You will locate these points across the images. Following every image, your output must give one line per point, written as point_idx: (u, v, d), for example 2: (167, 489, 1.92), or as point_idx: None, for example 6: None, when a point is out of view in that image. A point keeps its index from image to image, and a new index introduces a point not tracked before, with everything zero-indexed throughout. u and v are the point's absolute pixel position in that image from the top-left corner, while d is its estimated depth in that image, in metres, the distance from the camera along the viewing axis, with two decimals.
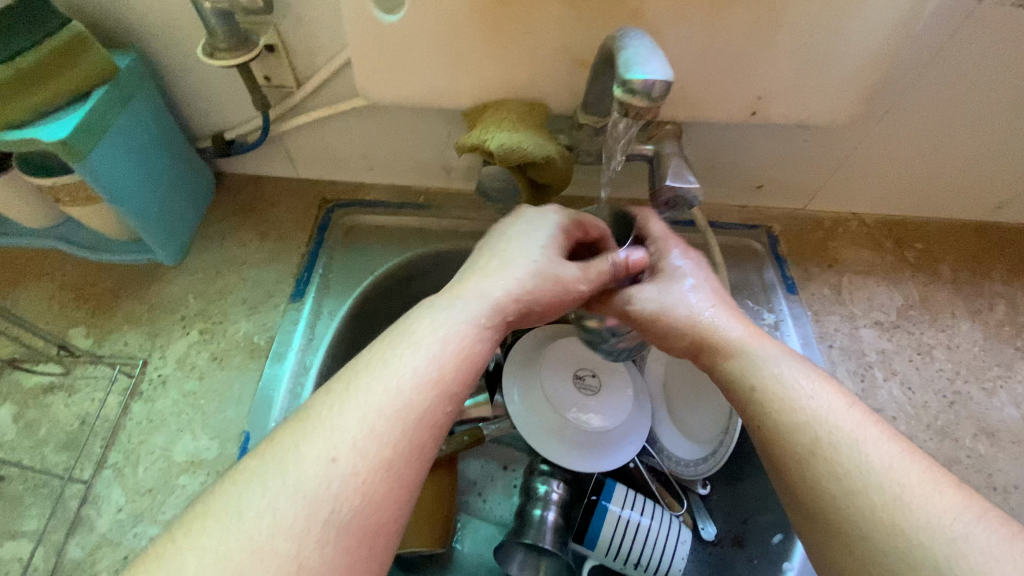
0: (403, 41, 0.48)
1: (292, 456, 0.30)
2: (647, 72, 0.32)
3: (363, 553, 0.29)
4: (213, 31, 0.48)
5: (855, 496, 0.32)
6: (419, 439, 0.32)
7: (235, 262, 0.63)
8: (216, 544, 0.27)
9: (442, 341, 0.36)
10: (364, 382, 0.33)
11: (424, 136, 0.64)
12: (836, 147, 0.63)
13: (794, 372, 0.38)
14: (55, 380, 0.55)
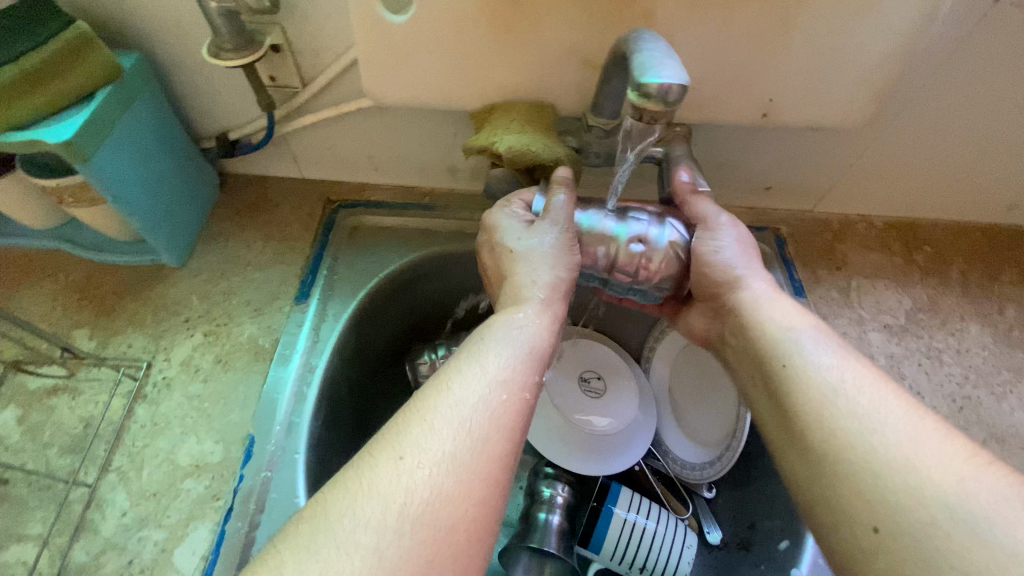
0: (410, 41, 0.47)
1: (367, 461, 0.31)
2: (661, 75, 0.32)
3: (445, 551, 0.28)
4: (219, 30, 0.47)
5: (856, 445, 0.33)
6: (485, 433, 0.32)
7: (239, 264, 0.62)
8: (308, 545, 0.27)
9: (495, 351, 0.37)
10: (434, 388, 0.34)
11: (430, 136, 0.63)
12: (847, 149, 0.62)
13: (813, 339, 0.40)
14: (58, 382, 0.54)
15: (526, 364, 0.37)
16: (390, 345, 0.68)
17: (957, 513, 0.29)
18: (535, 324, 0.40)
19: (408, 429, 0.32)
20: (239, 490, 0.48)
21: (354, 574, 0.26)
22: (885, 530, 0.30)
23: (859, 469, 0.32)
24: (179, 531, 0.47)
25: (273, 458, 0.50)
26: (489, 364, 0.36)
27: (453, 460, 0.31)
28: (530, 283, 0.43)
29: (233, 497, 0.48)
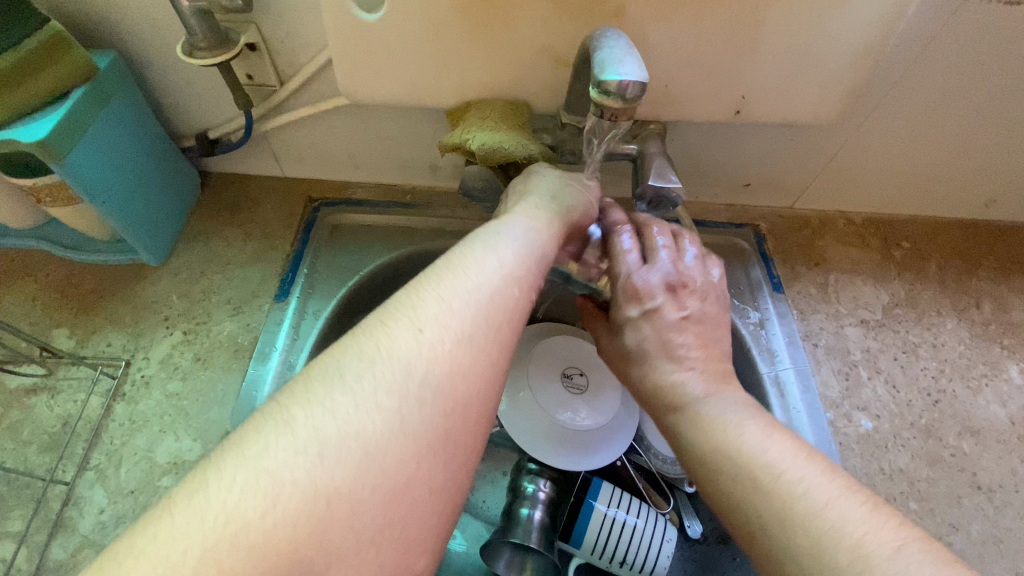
0: (383, 40, 0.47)
1: (382, 328, 0.30)
2: (620, 73, 0.32)
3: (455, 425, 0.29)
4: (192, 29, 0.48)
5: (802, 527, 0.32)
6: (496, 323, 0.33)
7: (220, 262, 0.63)
8: (325, 401, 0.27)
9: (503, 249, 0.38)
10: (446, 270, 0.35)
11: (410, 134, 0.64)
12: (824, 145, 0.62)
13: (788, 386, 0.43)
14: (36, 381, 0.54)
15: (528, 261, 0.38)
16: None
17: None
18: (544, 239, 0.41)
19: (423, 307, 0.32)
20: None
21: (380, 433, 0.27)
22: None
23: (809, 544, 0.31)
24: None
25: None
26: (495, 257, 0.36)
27: (470, 345, 0.31)
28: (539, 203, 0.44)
29: None
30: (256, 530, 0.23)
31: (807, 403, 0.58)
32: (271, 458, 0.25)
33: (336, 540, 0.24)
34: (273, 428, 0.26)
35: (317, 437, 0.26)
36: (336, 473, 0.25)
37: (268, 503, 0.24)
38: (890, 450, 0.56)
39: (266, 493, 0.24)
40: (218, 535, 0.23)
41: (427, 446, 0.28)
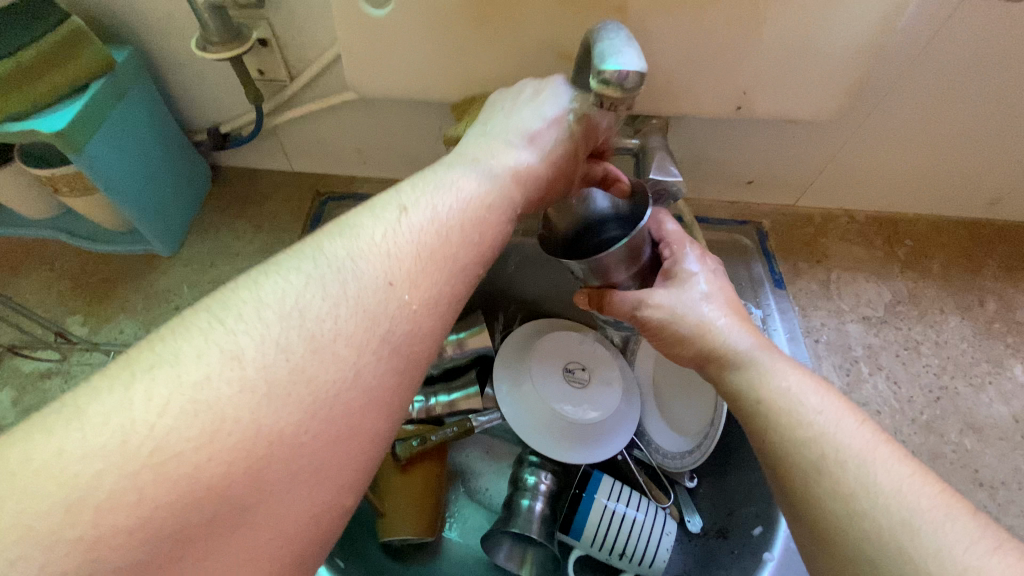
0: (389, 35, 0.48)
1: (343, 267, 0.30)
2: (619, 64, 0.33)
3: (403, 373, 0.30)
4: (206, 25, 0.49)
5: (859, 528, 0.31)
6: (452, 282, 0.33)
7: (230, 254, 0.64)
8: (278, 335, 0.27)
9: (475, 197, 0.36)
10: (416, 212, 0.34)
11: (416, 129, 0.65)
12: (828, 141, 0.63)
13: (788, 374, 0.39)
14: (50, 366, 0.56)
15: (499, 214, 0.37)
16: None
17: None
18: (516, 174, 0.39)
19: (370, 245, 0.31)
20: None
21: (331, 378, 0.27)
22: None
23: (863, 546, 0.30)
24: None
25: None
26: (466, 206, 0.35)
27: (425, 303, 0.31)
28: (510, 136, 0.41)
29: None
30: (189, 459, 0.24)
31: None
32: (216, 389, 0.25)
33: (276, 478, 0.25)
34: (224, 356, 0.26)
35: (264, 375, 0.26)
36: (281, 410, 0.26)
37: (207, 436, 0.24)
38: None
39: (206, 422, 0.24)
40: (145, 461, 0.23)
41: (371, 395, 0.29)
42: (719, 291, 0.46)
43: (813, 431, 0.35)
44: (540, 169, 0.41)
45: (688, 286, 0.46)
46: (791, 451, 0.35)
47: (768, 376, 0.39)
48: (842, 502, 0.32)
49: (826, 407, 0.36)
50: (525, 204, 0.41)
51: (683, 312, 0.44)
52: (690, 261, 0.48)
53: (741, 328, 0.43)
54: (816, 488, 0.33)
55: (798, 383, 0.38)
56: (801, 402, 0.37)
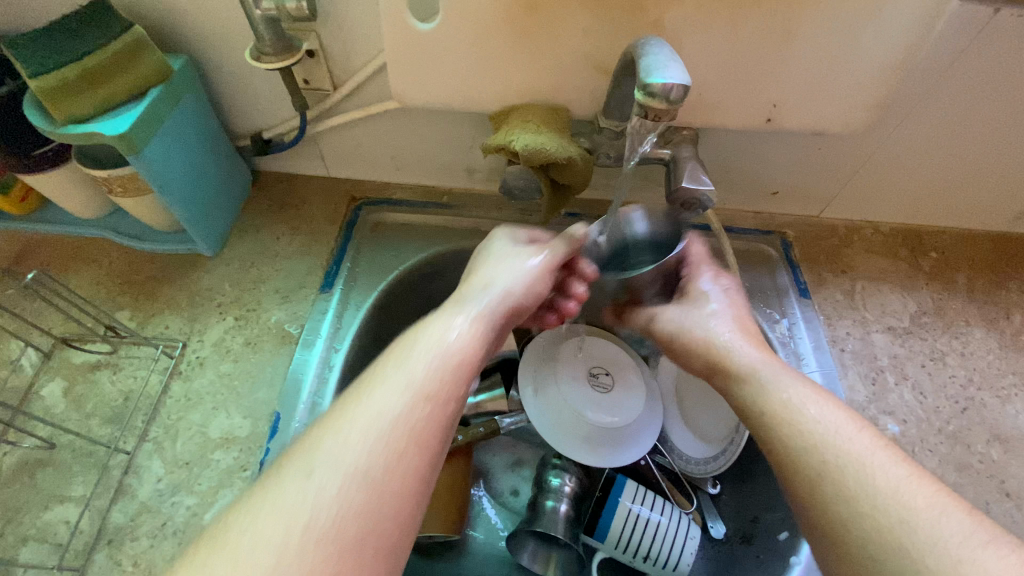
0: (434, 48, 0.51)
1: (327, 433, 0.34)
2: (664, 78, 0.34)
3: (387, 522, 0.32)
4: (261, 36, 0.52)
5: (854, 523, 0.33)
6: (425, 427, 0.35)
7: (269, 255, 0.67)
8: (262, 518, 0.30)
9: (441, 344, 0.40)
10: (386, 368, 0.38)
11: (451, 137, 0.67)
12: (854, 154, 0.64)
13: (787, 384, 0.41)
14: (100, 358, 0.58)
15: (466, 353, 0.40)
16: None
17: None
18: (499, 307, 0.46)
19: (388, 388, 0.36)
20: (265, 462, 0.52)
21: (311, 541, 0.30)
22: None
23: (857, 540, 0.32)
24: (209, 498, 0.50)
25: (298, 434, 0.54)
26: (434, 352, 0.39)
27: (394, 449, 0.34)
28: (478, 288, 0.47)
29: (259, 468, 0.52)
30: None
31: None
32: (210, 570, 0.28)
33: None
34: (220, 549, 0.29)
35: (252, 553, 0.29)
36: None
37: None
38: (917, 454, 0.57)
39: None
40: None
41: (353, 550, 0.30)
42: (738, 315, 0.50)
43: (814, 438, 0.37)
44: (503, 301, 0.46)
45: (698, 307, 0.51)
46: (794, 456, 0.37)
47: (769, 387, 0.41)
48: (843, 503, 0.34)
49: (825, 414, 0.38)
50: (492, 337, 0.44)
51: (689, 326, 0.49)
52: (704, 280, 0.53)
53: (745, 341, 0.46)
54: (822, 491, 0.35)
55: (798, 392, 0.40)
56: (799, 410, 0.39)
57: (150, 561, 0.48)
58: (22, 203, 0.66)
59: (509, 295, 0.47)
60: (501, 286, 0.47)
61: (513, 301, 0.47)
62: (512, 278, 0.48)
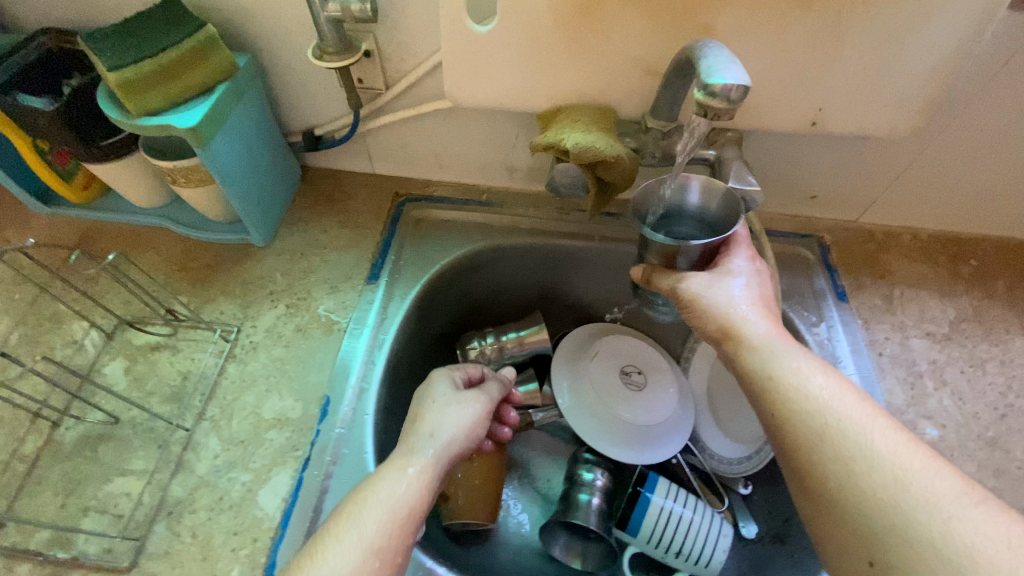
0: (489, 49, 0.53)
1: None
2: (725, 77, 0.36)
3: None
4: (324, 36, 0.54)
5: (854, 485, 0.35)
6: (391, 556, 0.39)
7: (318, 247, 0.69)
8: None
9: (404, 484, 0.42)
10: (353, 502, 0.41)
11: (495, 136, 0.69)
12: (896, 159, 0.64)
13: (798, 358, 0.41)
14: (160, 340, 0.61)
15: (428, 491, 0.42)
16: (440, 335, 0.76)
17: (944, 550, 0.31)
18: (447, 447, 0.46)
19: (356, 523, 0.39)
20: (316, 443, 0.55)
21: None
22: (878, 565, 0.33)
23: (859, 503, 0.35)
24: (263, 475, 0.53)
25: (346, 417, 0.57)
26: (399, 492, 0.41)
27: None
28: (434, 425, 0.47)
29: (310, 449, 0.54)
30: None
31: None
32: None
33: None
34: None
35: None
36: None
37: None
38: (955, 459, 0.57)
39: None
40: None
41: None
42: (761, 284, 0.48)
43: (817, 405, 0.39)
44: (465, 434, 0.48)
45: (721, 278, 0.47)
46: (798, 421, 0.39)
47: (780, 360, 0.42)
48: (842, 463, 0.36)
49: (830, 385, 0.40)
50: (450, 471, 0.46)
51: (714, 297, 0.46)
52: (735, 256, 0.49)
53: (765, 316, 0.45)
54: (823, 452, 0.37)
55: (806, 364, 0.41)
56: (809, 380, 0.40)
57: (208, 532, 0.50)
58: (84, 191, 0.70)
59: (444, 434, 0.46)
60: (461, 418, 0.49)
61: (460, 442, 0.47)
62: (452, 422, 0.48)
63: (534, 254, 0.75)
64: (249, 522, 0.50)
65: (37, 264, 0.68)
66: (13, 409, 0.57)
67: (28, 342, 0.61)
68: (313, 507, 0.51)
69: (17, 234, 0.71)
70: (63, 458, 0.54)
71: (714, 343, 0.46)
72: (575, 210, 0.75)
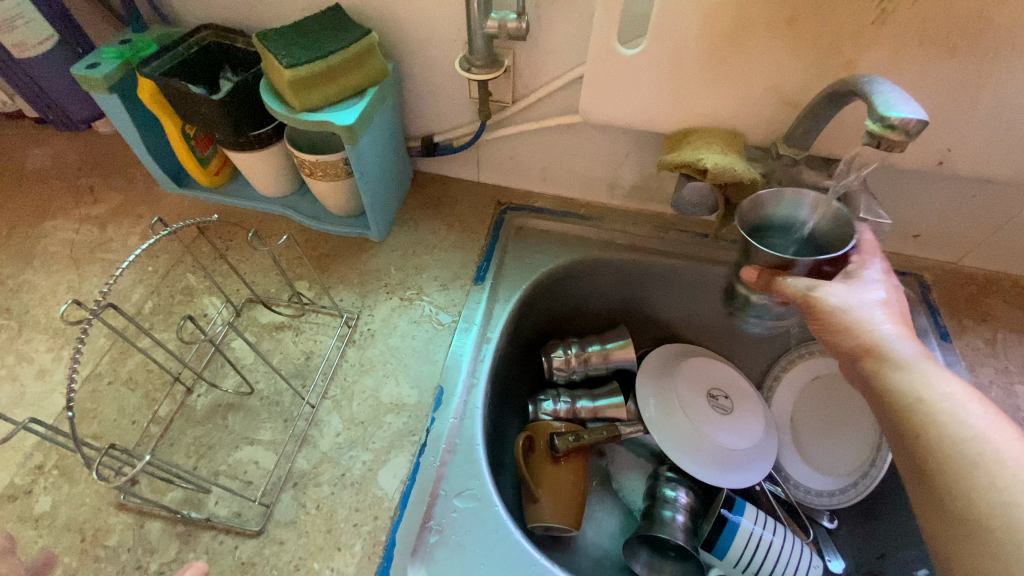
0: (632, 70, 0.56)
1: None
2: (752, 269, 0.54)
3: None
4: (475, 51, 0.58)
5: (999, 517, 0.35)
6: None
7: (428, 246, 0.73)
8: None
9: None
10: None
11: (606, 154, 0.72)
12: (1009, 204, 0.65)
13: (940, 375, 0.42)
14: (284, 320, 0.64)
15: None
16: (529, 340, 0.78)
17: None
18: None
19: None
20: (431, 430, 0.57)
21: None
22: None
23: (1002, 533, 0.35)
24: (382, 456, 0.55)
25: (459, 409, 0.59)
26: None
27: None
28: None
29: (426, 435, 0.57)
30: None
31: None
32: None
33: None
34: None
35: None
36: None
37: None
38: None
39: None
40: None
41: None
42: (895, 302, 0.46)
43: (968, 430, 0.39)
44: None
45: (847, 288, 0.46)
46: (945, 445, 0.39)
47: (925, 384, 0.41)
48: (996, 493, 0.36)
49: (985, 415, 0.39)
50: None
51: (857, 311, 0.45)
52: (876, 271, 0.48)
53: (906, 335, 0.44)
54: (972, 481, 0.37)
55: (958, 390, 0.41)
56: (952, 400, 0.40)
57: (332, 506, 0.52)
58: (216, 176, 0.75)
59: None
60: None
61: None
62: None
63: (628, 270, 0.77)
64: (370, 500, 0.53)
65: (168, 240, 0.72)
66: (149, 372, 0.61)
67: (161, 311, 0.65)
68: (429, 492, 0.53)
69: (150, 210, 0.76)
70: (194, 423, 0.57)
71: (847, 358, 0.46)
72: (673, 229, 0.77)
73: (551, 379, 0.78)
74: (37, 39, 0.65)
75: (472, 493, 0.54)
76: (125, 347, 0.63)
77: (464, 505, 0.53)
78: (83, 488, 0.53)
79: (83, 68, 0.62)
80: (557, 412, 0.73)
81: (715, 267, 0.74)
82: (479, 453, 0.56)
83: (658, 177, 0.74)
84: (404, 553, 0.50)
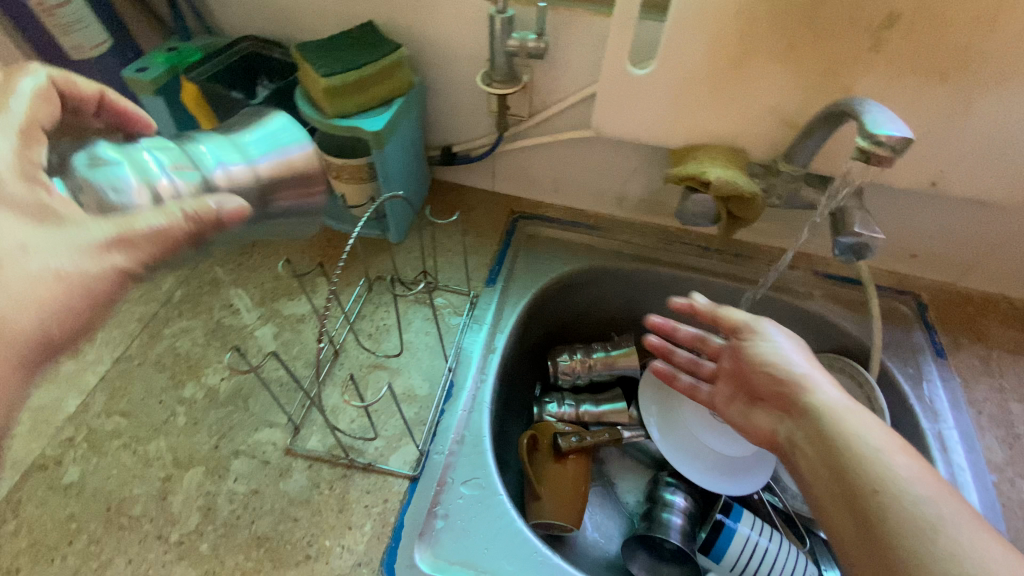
0: (640, 88, 0.60)
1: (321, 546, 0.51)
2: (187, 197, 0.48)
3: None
4: (496, 67, 0.62)
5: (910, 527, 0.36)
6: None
7: (443, 248, 0.77)
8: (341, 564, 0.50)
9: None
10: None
11: (617, 167, 0.76)
12: (1003, 227, 0.68)
13: (856, 416, 0.44)
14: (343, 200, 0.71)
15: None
16: (536, 345, 0.81)
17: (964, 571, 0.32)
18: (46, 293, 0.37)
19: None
20: (441, 422, 0.60)
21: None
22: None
23: (910, 539, 0.35)
24: (394, 443, 0.58)
25: (468, 402, 0.62)
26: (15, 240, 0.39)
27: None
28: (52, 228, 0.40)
29: (435, 426, 0.60)
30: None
31: (971, 462, 0.60)
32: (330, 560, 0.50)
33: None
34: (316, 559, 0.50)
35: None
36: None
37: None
38: None
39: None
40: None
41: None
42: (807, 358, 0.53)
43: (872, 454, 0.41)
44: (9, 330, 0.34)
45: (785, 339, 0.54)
46: (855, 461, 0.41)
47: (836, 413, 0.45)
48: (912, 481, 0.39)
49: (900, 454, 0.40)
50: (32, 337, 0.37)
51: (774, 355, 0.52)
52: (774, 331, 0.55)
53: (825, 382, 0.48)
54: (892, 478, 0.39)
55: (871, 429, 0.43)
56: (863, 431, 0.43)
57: (345, 488, 0.55)
58: None
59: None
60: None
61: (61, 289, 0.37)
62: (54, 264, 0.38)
63: (634, 279, 0.79)
64: (382, 484, 0.55)
65: None
66: (176, 356, 0.64)
67: (190, 300, 0.69)
68: (437, 480, 0.56)
69: None
70: (217, 404, 0.60)
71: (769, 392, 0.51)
72: (678, 242, 0.80)
73: (556, 383, 0.81)
74: (92, 43, 0.70)
75: (477, 482, 0.56)
76: (154, 331, 0.66)
77: (470, 492, 0.56)
78: (109, 460, 0.56)
79: (133, 71, 0.67)
80: (561, 415, 0.75)
81: (718, 280, 0.77)
82: (485, 446, 0.59)
83: (665, 191, 0.77)
84: (412, 535, 0.52)
